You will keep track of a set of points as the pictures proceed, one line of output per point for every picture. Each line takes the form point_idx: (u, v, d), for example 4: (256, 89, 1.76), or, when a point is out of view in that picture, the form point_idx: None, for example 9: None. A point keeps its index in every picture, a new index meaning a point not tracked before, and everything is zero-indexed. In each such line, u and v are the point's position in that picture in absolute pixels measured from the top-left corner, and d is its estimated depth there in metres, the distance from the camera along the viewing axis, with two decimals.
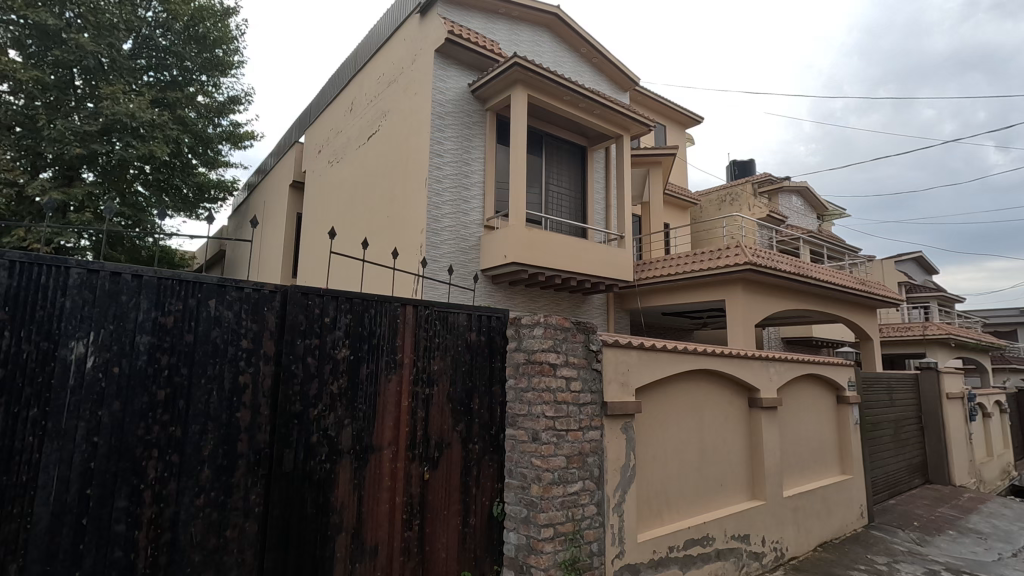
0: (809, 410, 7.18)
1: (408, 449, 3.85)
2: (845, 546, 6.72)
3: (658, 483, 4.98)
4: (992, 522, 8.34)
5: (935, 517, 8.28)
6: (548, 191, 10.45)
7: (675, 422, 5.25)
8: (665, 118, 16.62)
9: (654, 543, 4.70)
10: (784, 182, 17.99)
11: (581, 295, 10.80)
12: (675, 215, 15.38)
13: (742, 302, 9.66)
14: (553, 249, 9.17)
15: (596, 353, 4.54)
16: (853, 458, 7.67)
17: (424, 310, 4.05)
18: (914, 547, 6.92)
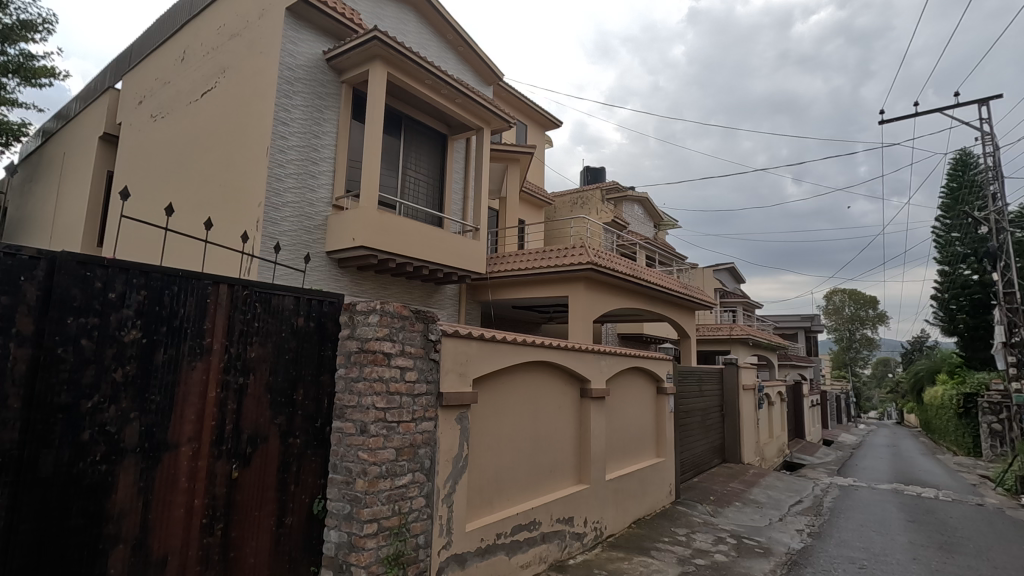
0: (633, 400, 7.86)
1: (214, 445, 3.43)
2: (655, 521, 7.50)
3: (491, 472, 5.07)
4: (768, 494, 9.92)
5: (727, 491, 9.62)
6: (404, 175, 10.14)
7: (511, 411, 5.40)
8: (526, 117, 17.12)
9: (481, 531, 4.77)
10: (628, 192, 19.60)
11: (433, 285, 10.69)
12: (530, 213, 15.94)
13: (584, 298, 10.30)
14: (406, 235, 8.91)
15: (434, 343, 4.46)
16: (666, 443, 8.57)
17: (241, 291, 3.63)
18: (708, 519, 7.96)
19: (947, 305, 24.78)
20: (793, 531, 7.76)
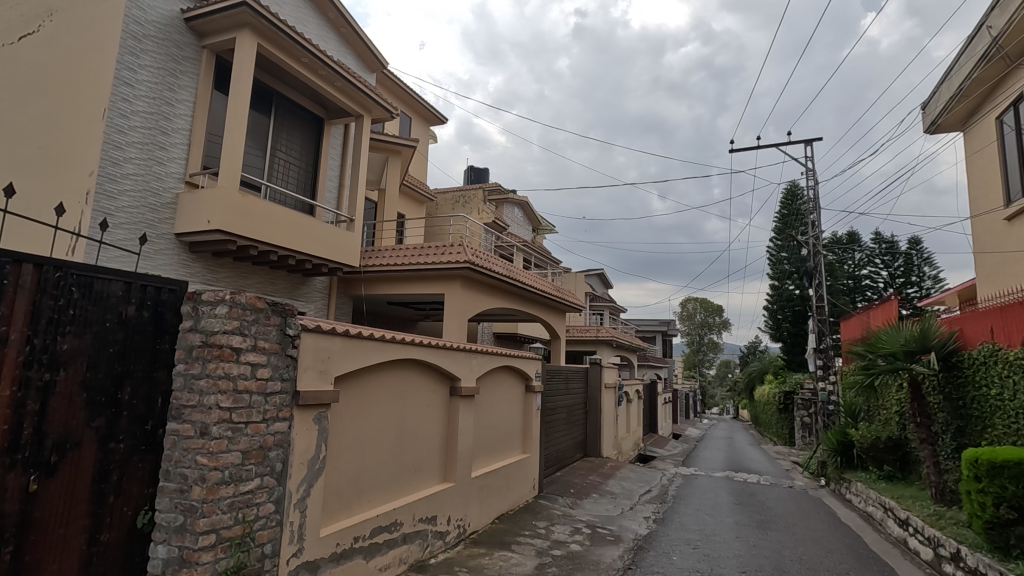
0: (502, 398, 8.04)
1: (5, 454, 2.88)
2: (517, 515, 7.72)
3: (351, 473, 4.87)
4: (622, 485, 10.70)
5: (586, 484, 10.20)
6: (273, 157, 9.42)
7: (376, 409, 5.25)
8: (411, 110, 16.79)
9: (337, 536, 4.56)
10: (510, 194, 20.03)
11: (301, 276, 10.05)
12: (411, 208, 15.65)
13: (459, 297, 10.32)
14: (271, 222, 8.27)
15: (292, 338, 4.17)
16: (532, 439, 8.88)
17: (52, 272, 3.10)
18: (567, 511, 8.38)
19: (775, 315, 28.67)
20: (640, 518, 8.44)
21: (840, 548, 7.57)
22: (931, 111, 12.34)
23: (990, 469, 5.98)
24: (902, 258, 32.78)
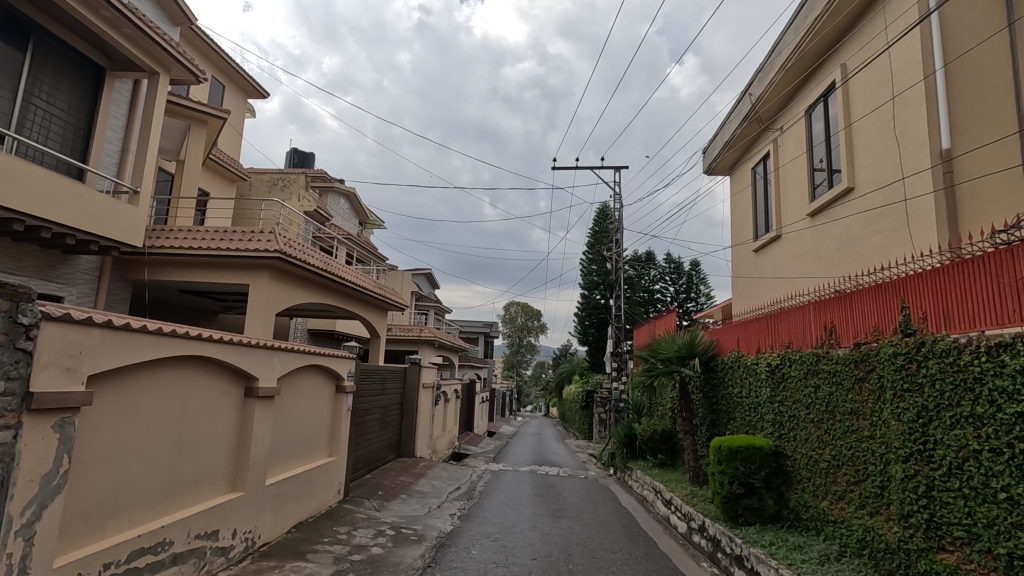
0: (307, 398, 7.56)
1: None
2: (318, 522, 7.30)
3: (104, 488, 4.13)
4: (432, 483, 10.81)
5: (395, 485, 10.08)
6: (28, 104, 7.65)
7: (146, 413, 4.56)
8: (225, 77, 15.02)
9: (79, 564, 3.82)
10: (336, 184, 19.01)
11: (60, 252, 8.32)
12: (217, 186, 13.96)
13: (267, 289, 9.44)
14: (17, 183, 6.69)
15: (28, 329, 3.40)
16: (340, 442, 8.50)
17: None
18: (372, 513, 8.18)
19: (584, 322, 31.63)
20: (445, 515, 8.61)
21: (618, 529, 8.59)
22: (710, 155, 14.72)
23: (728, 453, 7.32)
24: (685, 277, 38.67)
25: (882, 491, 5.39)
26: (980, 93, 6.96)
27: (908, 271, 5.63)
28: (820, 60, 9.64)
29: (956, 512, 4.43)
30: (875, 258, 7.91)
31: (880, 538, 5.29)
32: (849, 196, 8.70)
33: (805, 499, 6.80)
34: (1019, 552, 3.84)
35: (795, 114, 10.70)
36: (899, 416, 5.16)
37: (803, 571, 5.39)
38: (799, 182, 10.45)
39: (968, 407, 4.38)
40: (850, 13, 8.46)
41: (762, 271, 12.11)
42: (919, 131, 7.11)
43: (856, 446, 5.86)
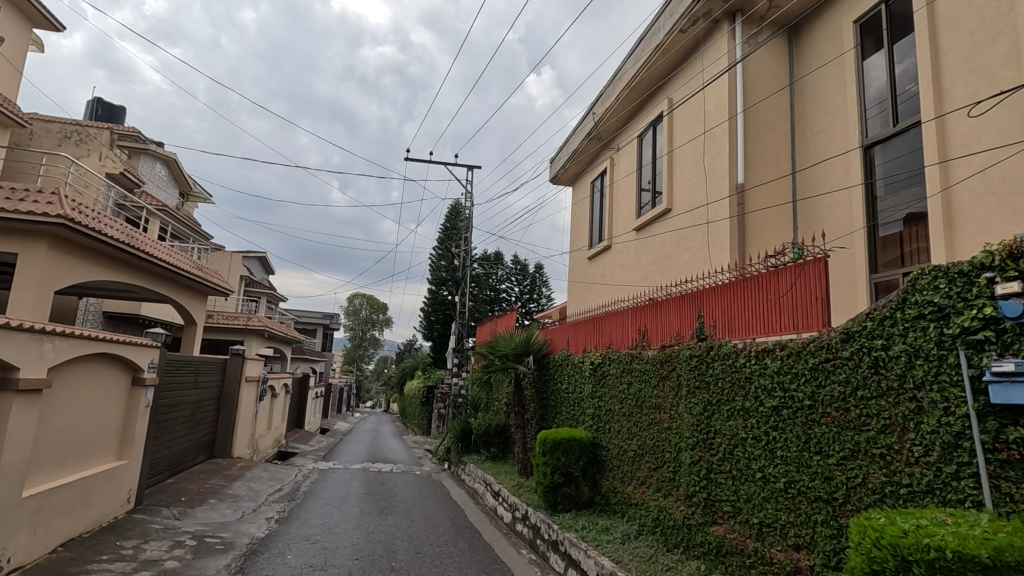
0: (89, 393, 6.40)
1: None
2: (96, 537, 6.21)
3: None
4: (248, 486, 9.88)
5: (203, 489, 9.01)
6: None
7: None
8: None
9: None
10: (151, 146, 16.50)
11: None
12: None
13: (42, 262, 7.78)
14: None
15: None
16: (134, 442, 7.34)
17: None
18: (170, 523, 7.20)
19: (429, 317, 31.59)
20: (261, 519, 7.91)
21: (445, 523, 8.69)
22: (556, 165, 15.59)
23: (552, 445, 7.84)
24: (529, 279, 40.68)
25: (674, 475, 6.18)
26: (768, 140, 8.33)
27: (704, 285, 6.52)
28: (651, 91, 10.77)
29: (726, 491, 5.23)
30: (683, 272, 9.05)
31: (670, 516, 6.05)
32: (667, 216, 9.84)
33: (614, 485, 7.52)
34: (766, 521, 4.66)
35: (629, 137, 11.80)
36: (690, 410, 5.96)
37: (607, 550, 5.95)
38: (629, 199, 11.56)
39: (740, 401, 5.19)
40: (677, 54, 9.57)
41: (593, 277, 13.17)
42: (721, 166, 8.29)
43: (657, 436, 6.63)
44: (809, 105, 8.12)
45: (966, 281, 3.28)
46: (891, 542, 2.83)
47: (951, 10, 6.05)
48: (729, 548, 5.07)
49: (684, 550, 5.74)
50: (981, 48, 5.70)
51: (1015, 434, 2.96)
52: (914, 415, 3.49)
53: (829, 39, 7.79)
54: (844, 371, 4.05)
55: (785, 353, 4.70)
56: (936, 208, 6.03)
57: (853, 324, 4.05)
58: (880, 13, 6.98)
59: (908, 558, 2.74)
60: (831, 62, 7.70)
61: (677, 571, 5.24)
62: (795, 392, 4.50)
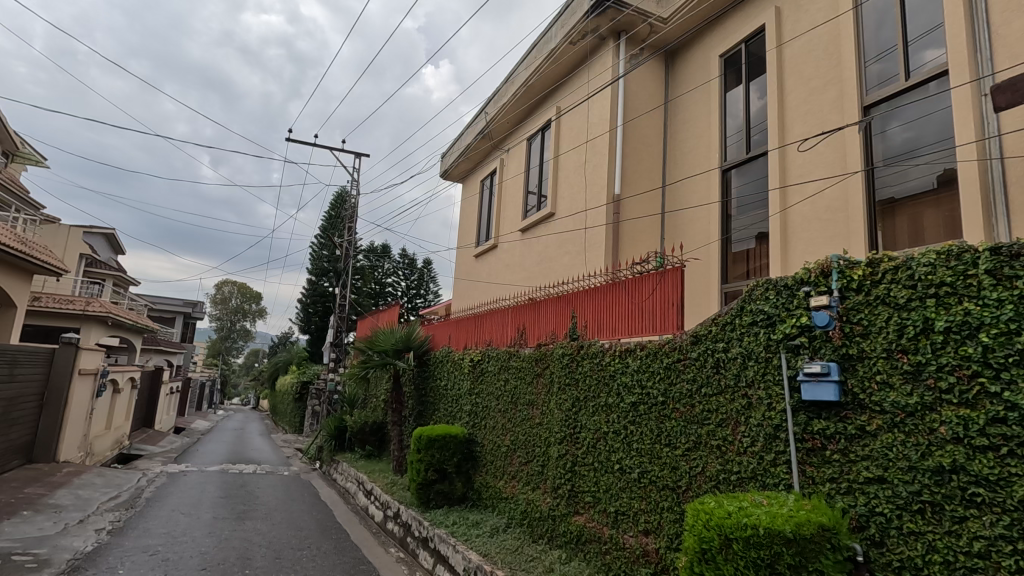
0: None
1: None
2: None
3: None
4: (77, 494, 8.64)
5: (14, 500, 7.70)
6: None
7: None
8: None
9: None
10: None
11: None
12: None
13: None
14: None
15: None
16: None
17: None
18: None
19: (307, 309, 29.89)
20: (89, 532, 6.96)
21: (310, 525, 8.26)
22: (447, 160, 15.50)
23: (427, 442, 7.80)
24: (416, 273, 40.14)
25: (542, 469, 6.41)
26: (643, 155, 8.94)
27: (578, 287, 6.85)
28: (542, 98, 11.12)
29: (588, 482, 5.53)
30: (562, 274, 9.43)
31: (536, 508, 6.27)
32: (550, 219, 10.21)
33: (487, 480, 7.63)
34: (622, 509, 4.99)
35: (519, 140, 12.07)
36: (560, 406, 6.23)
37: (475, 544, 6.02)
38: (516, 200, 11.83)
39: (604, 398, 5.52)
40: (566, 65, 9.98)
41: (479, 275, 13.28)
42: (601, 176, 8.77)
43: (529, 432, 6.84)
44: (680, 126, 8.87)
45: (789, 294, 3.77)
46: (717, 523, 3.17)
47: (795, 57, 6.93)
48: (588, 536, 5.37)
49: (548, 540, 5.97)
50: (816, 92, 6.58)
51: (818, 426, 3.43)
52: (744, 410, 3.95)
53: (698, 69, 8.57)
54: (692, 370, 4.47)
55: (644, 353, 5.08)
56: (776, 228, 6.84)
57: (701, 328, 4.48)
58: (741, 51, 7.82)
59: (730, 537, 3.09)
60: (699, 90, 8.48)
61: (540, 561, 5.44)
62: (651, 389, 4.88)
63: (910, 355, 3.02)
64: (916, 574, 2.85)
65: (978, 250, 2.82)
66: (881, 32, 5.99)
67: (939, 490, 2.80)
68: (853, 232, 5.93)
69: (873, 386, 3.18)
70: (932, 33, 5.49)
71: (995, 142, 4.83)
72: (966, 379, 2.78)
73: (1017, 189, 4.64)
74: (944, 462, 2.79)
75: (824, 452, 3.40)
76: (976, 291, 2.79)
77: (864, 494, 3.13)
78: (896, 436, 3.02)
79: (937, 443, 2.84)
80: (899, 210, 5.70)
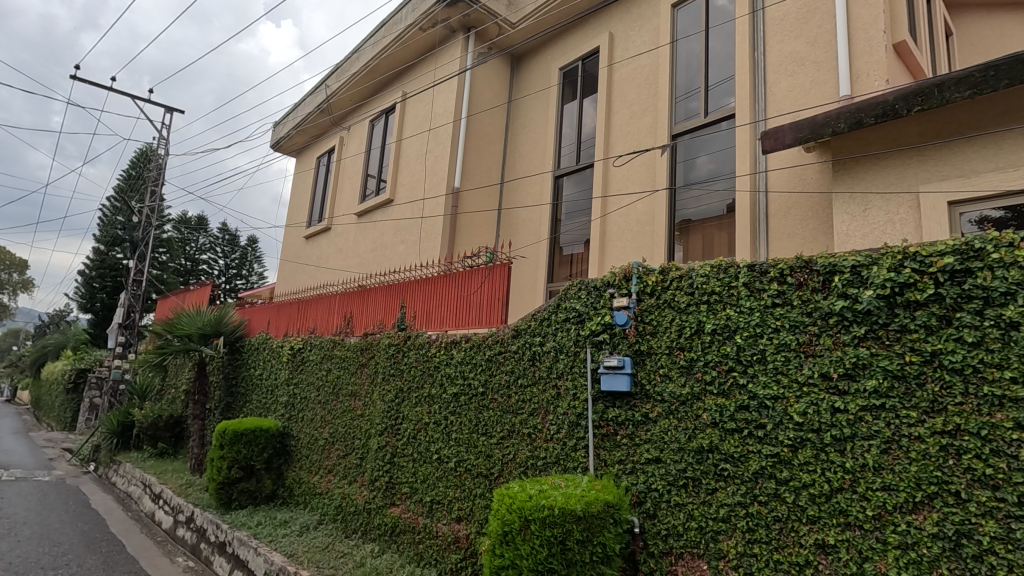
0: None
1: None
2: None
3: None
4: None
5: None
6: None
7: None
8: None
9: None
10: None
11: None
12: None
13: None
14: None
15: None
16: None
17: None
18: None
19: (90, 283, 25.10)
20: None
21: (72, 538, 6.95)
22: (279, 131, 14.21)
23: (232, 437, 7.06)
24: (238, 252, 36.31)
25: (360, 461, 6.21)
26: (484, 152, 9.14)
27: (410, 277, 6.77)
28: (388, 79, 10.75)
29: (406, 473, 5.50)
30: (397, 263, 9.23)
31: (352, 502, 6.05)
32: (388, 205, 9.92)
33: (300, 476, 7.17)
34: (438, 498, 5.04)
35: (361, 119, 11.52)
36: (384, 396, 6.08)
37: (281, 544, 5.61)
38: (353, 182, 11.27)
39: (427, 388, 5.53)
40: (414, 50, 9.77)
41: (308, 257, 12.41)
42: (441, 167, 8.77)
43: (349, 424, 6.56)
44: (519, 128, 9.22)
45: (598, 294, 4.14)
46: (519, 506, 3.35)
47: (622, 81, 7.64)
48: (402, 527, 5.33)
49: (361, 535, 5.80)
50: (636, 116, 7.33)
51: (612, 414, 3.82)
52: (553, 399, 4.24)
53: (539, 76, 9.00)
54: (512, 362, 4.67)
55: (468, 345, 5.18)
56: (596, 234, 7.47)
57: (521, 322, 4.70)
58: (578, 67, 8.39)
59: (528, 518, 3.29)
60: (539, 96, 8.91)
61: (351, 556, 5.25)
62: (472, 380, 5.00)
63: (686, 352, 3.50)
64: (677, 539, 3.32)
65: (740, 266, 3.35)
66: (690, 71, 6.87)
67: (699, 467, 3.30)
68: (656, 243, 6.71)
69: (657, 378, 3.63)
70: (727, 80, 6.45)
71: (763, 177, 5.82)
72: (723, 372, 3.29)
73: (775, 219, 5.66)
74: (703, 443, 3.30)
75: (615, 437, 3.80)
76: (735, 299, 3.32)
77: (644, 473, 3.57)
78: (671, 421, 3.50)
79: (701, 427, 3.34)
80: (692, 226, 6.58)
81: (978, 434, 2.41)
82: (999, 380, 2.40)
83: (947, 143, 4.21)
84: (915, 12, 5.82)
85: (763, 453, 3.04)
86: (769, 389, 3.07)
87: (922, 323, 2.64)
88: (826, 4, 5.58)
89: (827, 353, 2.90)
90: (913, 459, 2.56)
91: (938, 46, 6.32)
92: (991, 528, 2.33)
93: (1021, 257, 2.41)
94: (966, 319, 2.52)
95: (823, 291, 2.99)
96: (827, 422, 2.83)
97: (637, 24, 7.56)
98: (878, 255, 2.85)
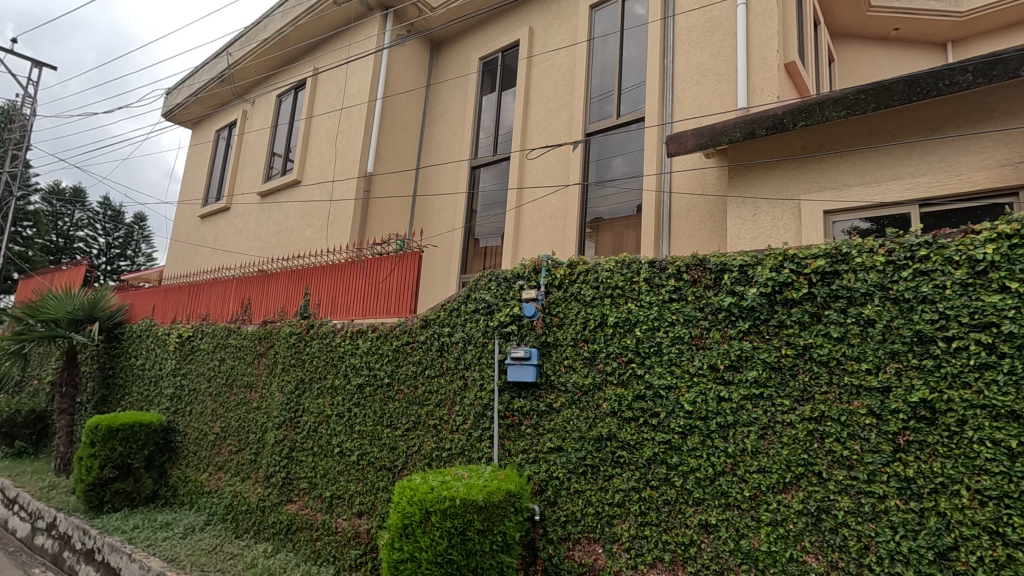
0: None
1: None
2: None
3: None
4: None
5: None
6: None
7: None
8: None
9: None
10: None
11: None
12: None
13: None
14: None
15: None
16: None
17: None
18: None
19: None
20: None
21: None
22: (173, 98, 12.97)
23: (105, 433, 6.37)
24: (122, 230, 33.08)
25: (255, 457, 5.84)
26: (399, 137, 8.88)
27: (315, 262, 6.44)
28: (298, 52, 10.13)
29: (305, 468, 5.25)
30: (303, 247, 8.75)
31: (244, 500, 5.69)
32: (294, 186, 9.37)
33: (186, 474, 6.63)
34: (338, 493, 4.85)
35: (268, 93, 10.79)
36: (282, 388, 5.74)
37: (160, 549, 5.15)
38: (257, 159, 10.54)
39: (330, 379, 5.30)
40: (328, 24, 9.27)
41: (204, 238, 11.46)
42: (354, 149, 8.41)
43: (243, 417, 6.15)
44: (436, 116, 9.05)
45: (507, 286, 4.15)
46: (419, 498, 3.28)
47: (540, 76, 7.71)
48: (299, 524, 5.07)
49: (253, 534, 5.47)
50: (552, 112, 7.44)
51: (517, 405, 3.86)
52: (460, 390, 4.21)
53: (459, 63, 8.87)
54: (419, 353, 4.59)
55: (374, 335, 5.01)
56: (511, 225, 7.50)
57: (430, 313, 4.61)
58: (498, 59, 8.36)
59: (429, 510, 3.23)
60: (458, 85, 8.78)
61: (241, 557, 4.94)
62: (378, 370, 4.85)
63: (589, 344, 3.60)
64: (575, 525, 3.43)
65: (641, 262, 3.48)
66: (605, 73, 7.07)
67: (597, 455, 3.42)
68: (568, 237, 6.86)
69: (562, 368, 3.71)
70: (638, 85, 6.70)
71: (668, 178, 6.12)
72: (623, 363, 3.42)
73: (676, 219, 5.97)
74: (602, 432, 3.41)
75: (520, 427, 3.85)
76: (637, 294, 3.45)
77: (546, 462, 3.64)
78: (573, 411, 3.59)
79: (600, 416, 3.46)
80: (603, 223, 6.78)
81: (838, 420, 2.67)
82: (857, 370, 2.67)
83: (824, 158, 4.63)
84: (803, 37, 6.35)
85: (656, 441, 3.20)
86: (663, 379, 3.23)
87: (797, 319, 2.88)
88: (729, 20, 5.94)
89: (715, 345, 3.10)
90: (785, 443, 2.80)
91: (822, 70, 6.95)
92: (846, 504, 2.60)
93: (878, 262, 2.68)
94: (833, 317, 2.77)
95: (714, 288, 3.18)
96: (713, 410, 3.03)
97: (557, 22, 7.65)
98: (762, 255, 3.07)
